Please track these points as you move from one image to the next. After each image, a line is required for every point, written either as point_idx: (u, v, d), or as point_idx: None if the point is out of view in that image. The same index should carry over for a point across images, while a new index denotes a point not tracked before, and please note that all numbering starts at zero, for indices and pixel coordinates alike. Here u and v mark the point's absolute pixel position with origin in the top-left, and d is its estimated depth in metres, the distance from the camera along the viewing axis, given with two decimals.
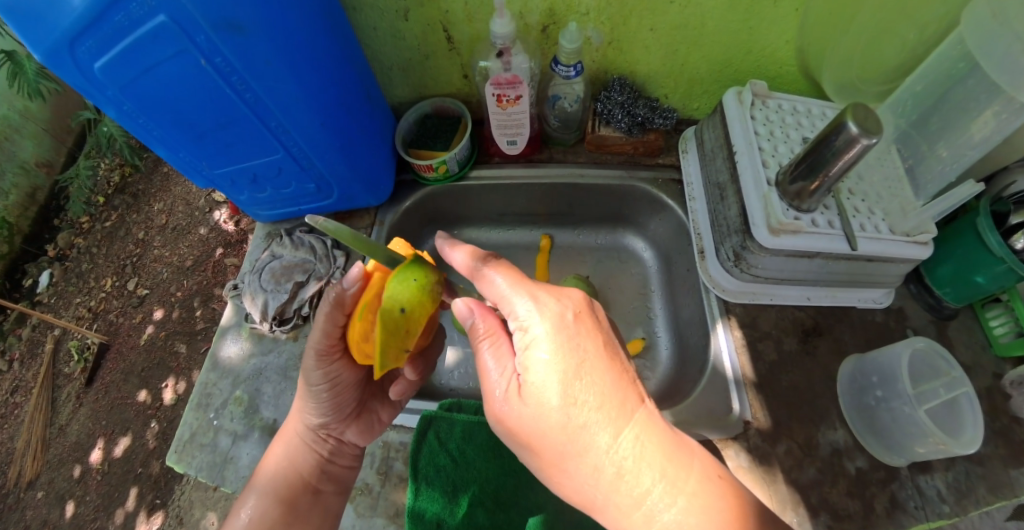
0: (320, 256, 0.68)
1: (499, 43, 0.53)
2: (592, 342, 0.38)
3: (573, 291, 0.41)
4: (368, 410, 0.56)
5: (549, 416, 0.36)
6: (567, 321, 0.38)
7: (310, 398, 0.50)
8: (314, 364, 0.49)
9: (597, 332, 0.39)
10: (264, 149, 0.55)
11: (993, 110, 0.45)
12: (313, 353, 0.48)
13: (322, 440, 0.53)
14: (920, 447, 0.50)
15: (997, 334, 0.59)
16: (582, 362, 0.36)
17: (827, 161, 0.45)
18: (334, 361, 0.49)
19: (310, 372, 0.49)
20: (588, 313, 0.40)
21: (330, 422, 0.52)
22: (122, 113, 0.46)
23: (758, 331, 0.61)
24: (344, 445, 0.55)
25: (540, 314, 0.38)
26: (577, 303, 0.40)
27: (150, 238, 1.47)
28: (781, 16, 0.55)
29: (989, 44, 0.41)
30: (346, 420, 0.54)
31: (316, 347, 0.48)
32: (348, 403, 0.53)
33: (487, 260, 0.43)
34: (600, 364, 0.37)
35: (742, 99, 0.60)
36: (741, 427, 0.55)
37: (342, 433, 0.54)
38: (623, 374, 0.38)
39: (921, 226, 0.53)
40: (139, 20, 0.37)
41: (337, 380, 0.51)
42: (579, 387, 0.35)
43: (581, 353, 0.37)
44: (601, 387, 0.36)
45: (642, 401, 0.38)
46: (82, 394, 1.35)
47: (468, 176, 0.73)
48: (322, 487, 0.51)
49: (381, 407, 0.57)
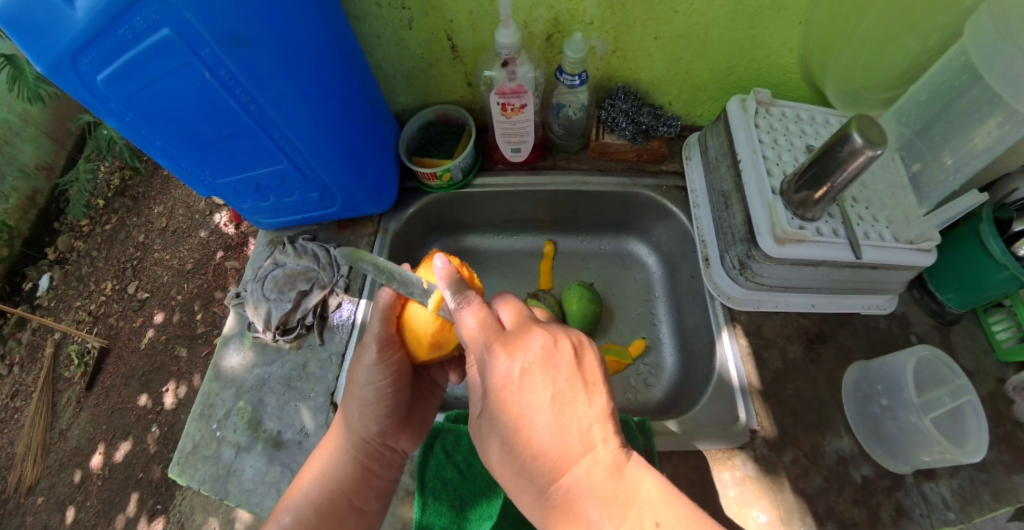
0: (323, 264, 0.68)
1: (505, 53, 0.52)
2: (535, 394, 0.36)
3: (543, 335, 0.38)
4: (417, 415, 0.58)
5: (502, 449, 0.38)
6: (510, 375, 0.37)
7: (370, 399, 0.51)
8: (376, 359, 0.50)
9: (546, 382, 0.36)
10: (267, 159, 0.54)
11: (995, 120, 0.45)
12: (376, 347, 0.50)
13: (376, 450, 0.53)
14: (926, 455, 0.50)
15: (999, 339, 0.59)
16: (520, 418, 0.36)
17: (832, 171, 0.45)
18: (393, 354, 0.51)
19: (372, 368, 0.50)
20: (551, 358, 0.37)
21: (383, 427, 0.52)
22: (125, 125, 0.46)
23: (762, 339, 0.61)
24: (394, 456, 0.55)
25: (493, 365, 0.38)
26: (539, 351, 0.37)
27: (150, 241, 1.46)
28: (785, 25, 0.55)
29: (994, 56, 0.41)
30: (401, 426, 0.55)
31: (380, 340, 0.50)
32: (404, 406, 0.54)
33: (466, 303, 0.42)
34: (540, 414, 0.35)
35: (746, 107, 0.59)
36: (747, 436, 0.55)
37: (397, 441, 0.55)
38: (574, 420, 0.35)
39: (926, 235, 0.53)
40: (143, 33, 0.37)
41: (399, 379, 0.52)
42: (523, 441, 0.36)
43: (524, 406, 0.36)
44: (540, 441, 0.35)
45: (589, 448, 0.34)
46: (82, 398, 1.35)
47: (473, 183, 0.73)
48: (368, 508, 0.50)
49: (427, 413, 0.60)
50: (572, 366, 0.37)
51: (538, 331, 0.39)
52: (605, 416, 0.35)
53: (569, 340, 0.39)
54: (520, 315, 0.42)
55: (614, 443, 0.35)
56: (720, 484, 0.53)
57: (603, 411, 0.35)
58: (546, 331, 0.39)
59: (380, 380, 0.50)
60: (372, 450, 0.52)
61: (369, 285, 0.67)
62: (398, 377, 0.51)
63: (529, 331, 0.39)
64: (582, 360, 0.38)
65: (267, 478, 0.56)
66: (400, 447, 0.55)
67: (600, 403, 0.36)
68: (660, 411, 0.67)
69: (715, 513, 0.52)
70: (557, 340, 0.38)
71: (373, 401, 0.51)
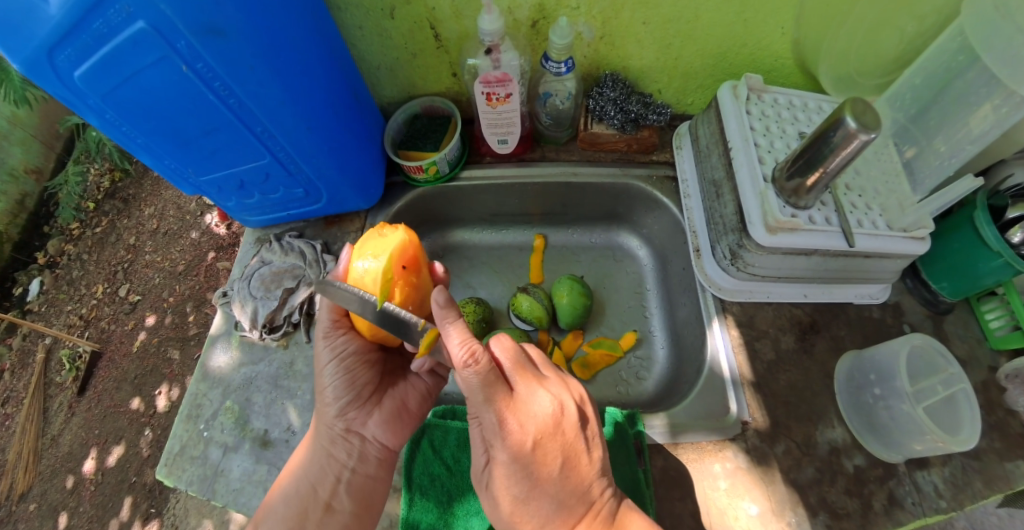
0: (309, 260, 0.67)
1: (488, 40, 0.51)
2: (550, 467, 0.38)
3: (550, 398, 0.39)
4: (391, 398, 0.56)
5: (501, 509, 0.40)
6: (527, 452, 0.37)
7: (326, 380, 0.52)
8: (324, 340, 0.52)
9: (559, 451, 0.38)
10: (250, 154, 0.53)
11: (992, 103, 0.44)
12: (322, 330, 0.52)
13: (342, 438, 0.52)
14: (917, 445, 0.49)
15: (992, 327, 0.59)
16: (533, 486, 0.38)
17: (824, 157, 0.44)
18: (340, 335, 0.52)
19: (322, 350, 0.52)
20: (559, 426, 0.38)
21: (347, 409, 0.52)
22: (105, 122, 0.45)
23: (754, 330, 0.61)
24: (368, 444, 0.52)
25: (501, 440, 0.37)
26: (547, 417, 0.38)
27: (141, 242, 1.44)
28: (777, 9, 0.54)
29: (990, 36, 0.40)
30: (366, 408, 0.53)
31: (326, 323, 0.52)
32: (365, 387, 0.54)
33: (468, 366, 0.36)
34: (552, 483, 0.38)
35: (737, 94, 0.58)
36: (739, 428, 0.54)
37: (365, 426, 0.53)
38: (582, 478, 0.39)
39: (920, 222, 0.52)
40: (118, 27, 0.36)
41: (350, 360, 0.52)
42: (529, 504, 0.39)
43: (536, 478, 0.38)
44: (548, 509, 0.39)
45: (591, 503, 0.39)
46: (75, 403, 1.33)
47: (460, 176, 0.72)
48: (337, 504, 0.49)
49: (407, 395, 0.57)
50: (577, 427, 0.39)
51: (543, 392, 0.39)
52: (603, 468, 0.40)
53: (570, 395, 0.41)
54: (520, 364, 0.40)
55: (609, 494, 0.41)
56: (712, 476, 0.52)
57: (601, 466, 0.40)
58: (551, 393, 0.39)
59: (330, 361, 0.51)
60: (337, 437, 0.52)
61: None
62: (348, 355, 0.52)
63: (536, 395, 0.39)
64: (582, 411, 0.41)
65: (255, 478, 0.55)
66: (371, 433, 0.53)
67: (599, 458, 0.40)
68: (649, 404, 0.67)
69: (707, 505, 0.51)
70: (563, 404, 0.39)
71: (330, 385, 0.52)
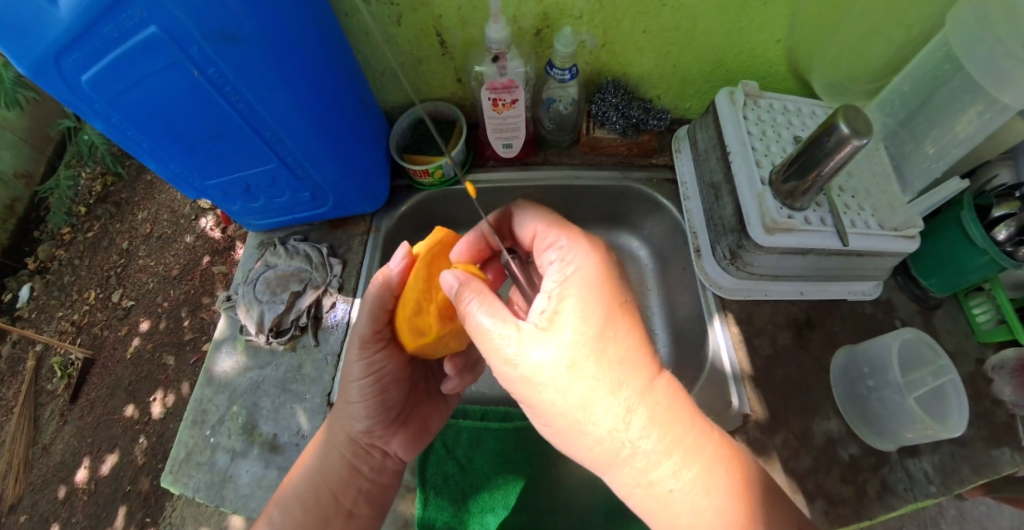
0: (316, 264, 0.68)
1: (495, 48, 0.53)
2: (619, 288, 0.40)
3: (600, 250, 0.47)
4: (415, 418, 0.57)
5: (577, 342, 0.35)
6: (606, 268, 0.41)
7: (355, 397, 0.51)
8: (360, 355, 0.50)
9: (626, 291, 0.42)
10: (257, 158, 0.54)
11: (976, 110, 0.47)
12: (358, 342, 0.50)
13: (364, 450, 0.53)
14: (908, 433, 0.52)
15: (979, 321, 0.61)
16: (611, 303, 0.38)
17: (819, 161, 0.45)
18: (377, 351, 0.51)
19: (354, 364, 0.50)
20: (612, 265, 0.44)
21: (375, 427, 0.53)
22: (110, 126, 0.46)
23: (753, 326, 0.62)
24: (388, 458, 0.55)
25: (579, 254, 0.42)
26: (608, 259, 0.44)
27: (134, 247, 1.43)
28: (771, 20, 0.56)
29: (972, 48, 0.42)
30: (391, 428, 0.54)
31: (363, 335, 0.50)
32: (392, 406, 0.54)
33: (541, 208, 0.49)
34: (626, 307, 0.39)
35: (734, 99, 0.60)
36: (739, 420, 0.56)
37: (388, 443, 0.54)
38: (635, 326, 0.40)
39: (909, 221, 0.54)
40: (129, 31, 0.36)
41: (383, 380, 0.52)
42: (610, 324, 0.37)
43: (616, 293, 0.39)
44: (620, 329, 0.37)
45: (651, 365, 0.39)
46: (66, 412, 1.31)
47: (465, 181, 0.73)
48: (357, 511, 0.51)
49: (429, 416, 0.59)
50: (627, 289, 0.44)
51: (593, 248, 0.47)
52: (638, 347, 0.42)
53: None
54: None
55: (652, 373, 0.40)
56: None
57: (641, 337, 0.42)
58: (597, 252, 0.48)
59: (361, 377, 0.50)
60: (359, 449, 0.53)
61: (362, 283, 0.67)
62: (382, 376, 0.51)
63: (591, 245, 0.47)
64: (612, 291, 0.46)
65: (264, 483, 0.56)
66: (393, 450, 0.55)
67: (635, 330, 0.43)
68: None
69: None
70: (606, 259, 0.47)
71: (360, 401, 0.51)
